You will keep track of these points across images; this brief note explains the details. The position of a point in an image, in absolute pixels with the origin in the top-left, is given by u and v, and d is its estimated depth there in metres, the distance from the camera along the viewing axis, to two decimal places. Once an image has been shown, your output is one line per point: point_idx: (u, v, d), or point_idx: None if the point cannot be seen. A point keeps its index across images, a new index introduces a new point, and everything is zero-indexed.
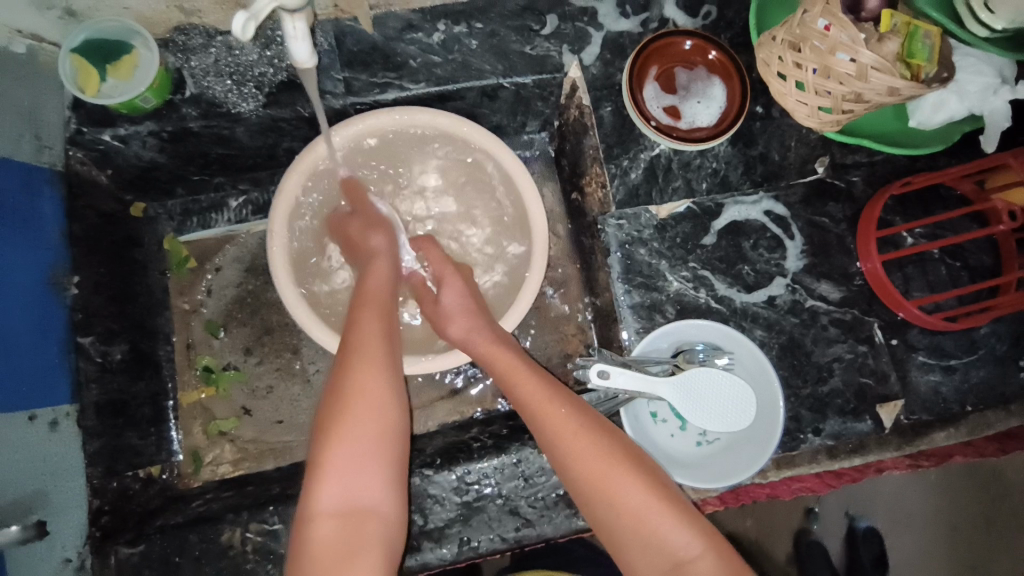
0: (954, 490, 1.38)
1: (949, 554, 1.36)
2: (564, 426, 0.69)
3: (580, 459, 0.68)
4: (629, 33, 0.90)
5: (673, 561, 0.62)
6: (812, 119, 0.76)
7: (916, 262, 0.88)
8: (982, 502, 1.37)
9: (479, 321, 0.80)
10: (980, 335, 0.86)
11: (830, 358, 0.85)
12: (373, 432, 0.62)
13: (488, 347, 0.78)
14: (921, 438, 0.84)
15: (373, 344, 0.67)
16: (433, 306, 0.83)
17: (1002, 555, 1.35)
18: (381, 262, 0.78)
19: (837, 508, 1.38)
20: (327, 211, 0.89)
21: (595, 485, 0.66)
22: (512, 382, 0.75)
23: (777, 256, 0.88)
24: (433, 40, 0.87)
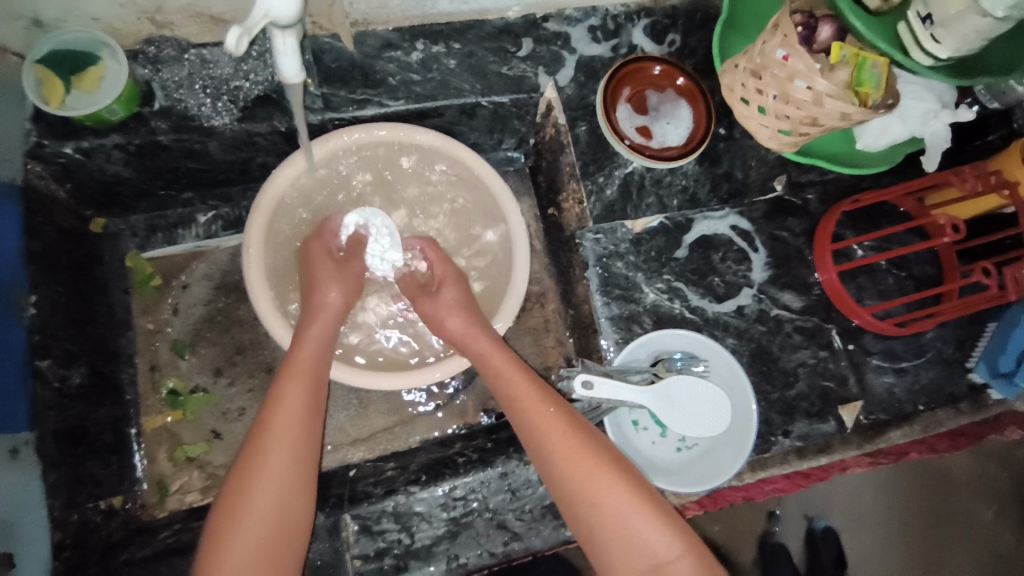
0: (904, 491, 1.46)
1: (901, 552, 1.44)
2: (548, 426, 0.72)
3: (565, 462, 0.70)
4: (600, 58, 0.94)
5: (651, 561, 0.66)
6: (774, 141, 0.82)
7: (867, 273, 0.95)
8: (928, 500, 1.46)
9: (474, 322, 0.81)
10: (927, 339, 0.93)
11: (795, 363, 0.90)
12: (284, 467, 0.67)
13: (484, 349, 0.79)
14: (880, 436, 0.90)
15: (295, 380, 0.72)
16: (431, 302, 0.83)
17: (948, 550, 1.45)
18: (325, 317, 0.79)
19: (798, 512, 1.44)
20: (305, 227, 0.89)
21: (578, 487, 0.69)
22: (502, 383, 0.77)
23: (744, 268, 0.93)
24: (411, 58, 0.89)
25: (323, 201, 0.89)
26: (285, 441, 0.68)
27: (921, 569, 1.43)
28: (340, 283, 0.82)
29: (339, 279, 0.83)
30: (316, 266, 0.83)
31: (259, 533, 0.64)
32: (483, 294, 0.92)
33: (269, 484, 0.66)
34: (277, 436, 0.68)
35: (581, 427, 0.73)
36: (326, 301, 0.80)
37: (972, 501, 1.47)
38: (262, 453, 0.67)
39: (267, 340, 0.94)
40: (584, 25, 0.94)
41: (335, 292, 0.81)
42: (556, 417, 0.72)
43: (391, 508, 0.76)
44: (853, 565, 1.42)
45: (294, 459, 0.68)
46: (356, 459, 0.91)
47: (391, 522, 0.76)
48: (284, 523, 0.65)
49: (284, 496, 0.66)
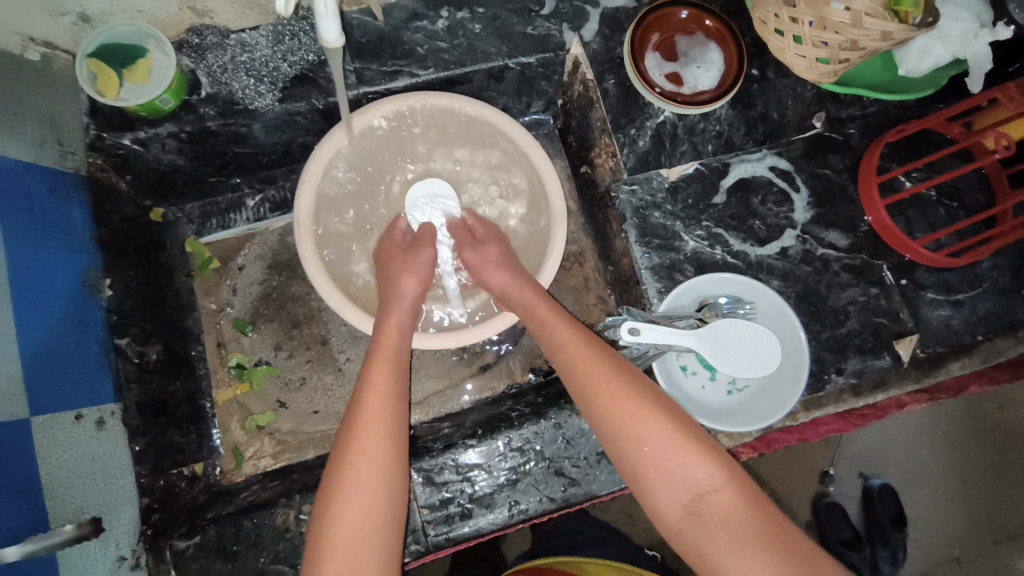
0: (962, 443, 1.41)
1: (961, 507, 1.40)
2: (593, 367, 0.73)
3: (608, 401, 0.71)
4: (624, 9, 0.94)
5: (694, 491, 0.66)
6: (811, 71, 0.81)
7: (916, 205, 0.92)
8: (991, 455, 1.41)
9: (517, 276, 0.83)
10: (983, 269, 0.90)
11: (845, 302, 0.88)
12: (371, 448, 0.69)
13: (528, 300, 0.81)
14: (938, 369, 0.88)
15: (378, 368, 0.74)
16: (475, 258, 0.86)
17: (1012, 500, 1.40)
18: (403, 306, 0.81)
19: (852, 471, 1.41)
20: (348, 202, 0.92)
21: (619, 424, 0.70)
22: (548, 330, 0.78)
23: (785, 210, 0.92)
24: (437, 27, 0.91)
25: (362, 173, 0.92)
26: (374, 426, 0.70)
27: (984, 523, 1.39)
28: (415, 268, 0.84)
29: (413, 266, 0.84)
30: (389, 258, 0.86)
31: (356, 515, 0.66)
32: (523, 254, 0.94)
33: (366, 467, 0.67)
34: (366, 422, 0.70)
35: (625, 369, 0.74)
36: (403, 291, 0.82)
37: None
38: (356, 440, 0.69)
39: (320, 313, 0.98)
40: None
41: (413, 284, 0.83)
42: (602, 361, 0.74)
43: (449, 462, 0.80)
44: (913, 522, 1.40)
45: (387, 446, 0.70)
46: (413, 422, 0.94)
47: (451, 474, 0.79)
48: (377, 502, 0.67)
49: (378, 478, 0.68)
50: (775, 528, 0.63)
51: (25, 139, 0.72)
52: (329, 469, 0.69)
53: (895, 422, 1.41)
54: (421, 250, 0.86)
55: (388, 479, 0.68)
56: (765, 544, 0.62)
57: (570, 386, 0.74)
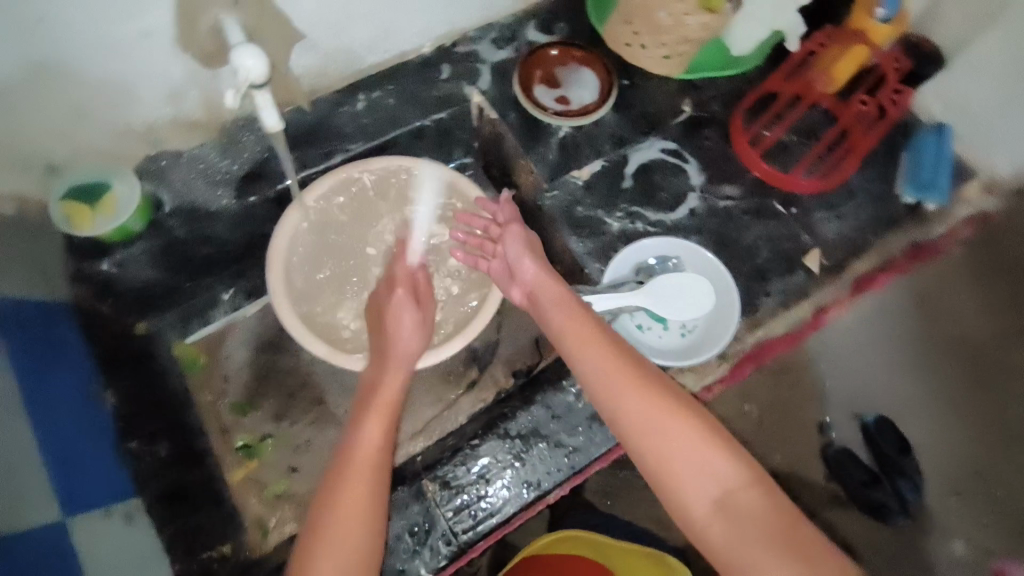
0: (934, 362, 1.34)
1: (964, 418, 1.31)
2: (617, 360, 0.75)
3: (636, 393, 0.72)
4: (507, 59, 1.15)
5: (719, 490, 0.66)
6: (661, 66, 1.01)
7: (782, 148, 1.11)
8: (965, 354, 1.34)
9: (543, 271, 0.86)
10: (853, 184, 1.08)
11: (755, 238, 1.04)
12: (356, 496, 0.72)
13: (553, 301, 0.82)
14: (844, 271, 1.04)
15: (369, 423, 0.77)
16: (505, 252, 0.89)
17: (1003, 401, 1.32)
18: (400, 361, 0.84)
19: (846, 414, 1.32)
20: (313, 266, 1.00)
21: (644, 419, 0.70)
22: (568, 326, 0.79)
23: (683, 179, 1.09)
24: (358, 108, 1.08)
25: (321, 242, 1.01)
26: (366, 457, 0.74)
27: (987, 424, 1.31)
28: (418, 327, 0.87)
29: (420, 326, 0.87)
30: (399, 306, 0.87)
31: (345, 542, 0.69)
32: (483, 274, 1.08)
33: (352, 495, 0.71)
34: (359, 457, 0.74)
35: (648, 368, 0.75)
36: (402, 341, 0.85)
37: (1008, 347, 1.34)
38: (350, 467, 0.73)
39: (312, 376, 1.05)
40: (486, 41, 1.15)
41: (409, 333, 0.86)
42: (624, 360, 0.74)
43: (461, 464, 0.86)
44: (923, 451, 1.30)
45: (377, 476, 0.74)
46: (420, 449, 1.01)
47: (466, 474, 0.86)
48: (363, 530, 0.70)
49: (358, 526, 0.70)
50: (798, 536, 0.64)
51: (16, 277, 0.81)
52: (317, 503, 0.72)
53: (872, 359, 1.32)
54: (421, 305, 0.90)
55: (366, 527, 0.71)
56: (783, 549, 0.62)
57: (591, 389, 0.75)
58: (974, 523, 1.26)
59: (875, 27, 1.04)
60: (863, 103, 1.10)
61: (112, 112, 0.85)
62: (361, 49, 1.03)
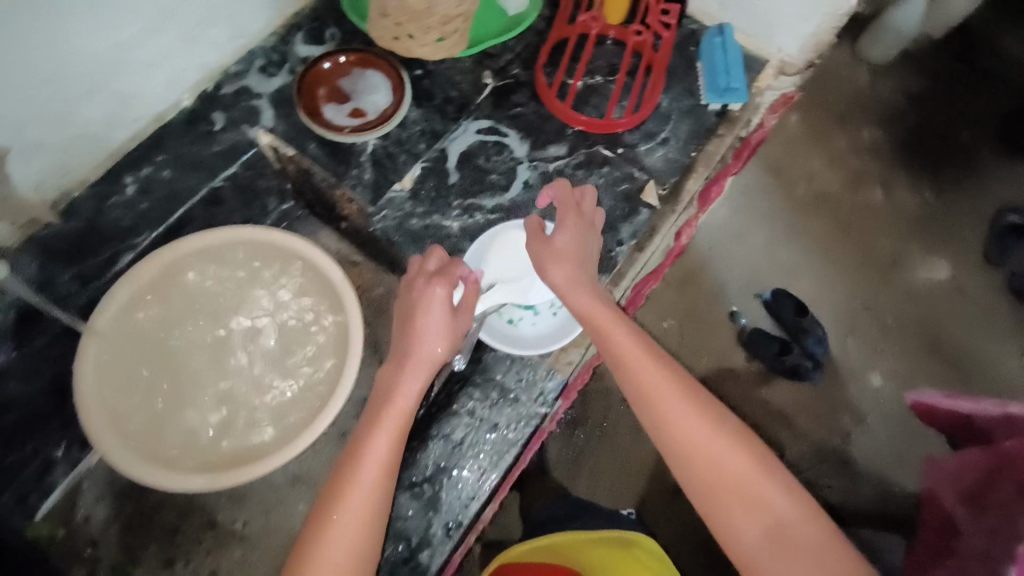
0: (802, 223, 1.46)
1: (842, 265, 1.44)
2: (666, 383, 0.72)
3: (687, 421, 0.70)
4: (285, 84, 1.03)
5: (774, 522, 0.66)
6: (440, 52, 0.92)
7: (591, 92, 1.10)
8: (825, 205, 1.48)
9: (580, 276, 0.78)
10: (665, 106, 1.09)
11: (592, 190, 1.03)
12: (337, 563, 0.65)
13: (592, 312, 0.76)
14: (681, 194, 1.05)
15: (364, 477, 0.69)
16: (539, 245, 0.78)
17: (868, 237, 1.46)
18: (402, 411, 0.72)
19: (746, 296, 1.41)
20: (131, 389, 0.83)
21: (697, 449, 0.69)
22: (614, 343, 0.75)
23: (507, 153, 1.04)
24: (129, 193, 0.92)
25: (139, 359, 0.85)
26: (375, 465, 0.69)
27: (863, 262, 1.44)
28: (437, 337, 0.73)
29: (433, 335, 0.73)
30: (404, 324, 0.76)
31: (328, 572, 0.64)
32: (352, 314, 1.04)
33: (339, 556, 0.65)
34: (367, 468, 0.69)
35: (701, 394, 0.73)
36: (415, 378, 0.73)
37: (853, 190, 1.50)
38: (355, 475, 0.68)
39: (194, 501, 0.94)
40: (254, 71, 1.02)
41: (427, 365, 0.73)
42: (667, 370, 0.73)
43: None
44: (815, 304, 1.40)
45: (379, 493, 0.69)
46: None
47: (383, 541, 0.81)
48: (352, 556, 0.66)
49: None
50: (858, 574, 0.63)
51: None
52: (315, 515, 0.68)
53: (748, 241, 1.43)
54: (436, 309, 0.73)
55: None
56: None
57: (637, 404, 0.73)
58: (877, 351, 1.38)
59: None
60: (638, 31, 1.10)
61: None
62: (102, 127, 0.87)
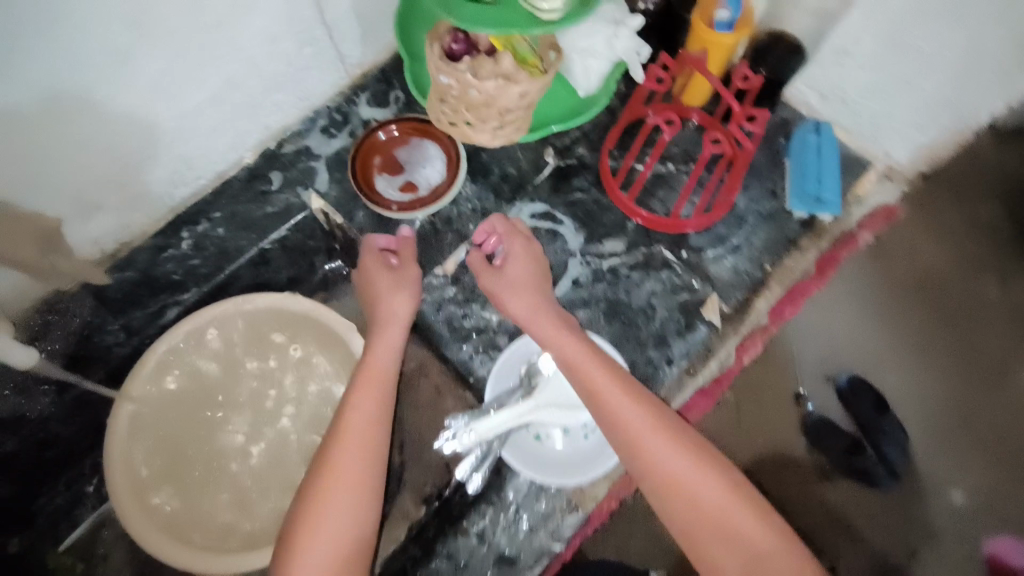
0: (905, 304, 1.17)
1: (940, 362, 1.16)
2: (643, 422, 0.70)
3: (666, 457, 0.68)
4: (344, 147, 1.02)
5: (747, 555, 0.63)
6: (497, 138, 0.86)
7: (661, 183, 1.00)
8: (888, 325, 1.18)
9: (540, 305, 0.82)
10: (742, 208, 0.98)
11: (646, 297, 0.94)
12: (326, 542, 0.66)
13: (563, 348, 0.78)
14: (747, 313, 0.94)
15: (344, 459, 0.70)
16: (494, 280, 0.84)
17: (984, 335, 1.17)
18: (373, 379, 0.76)
19: (819, 377, 1.15)
20: (161, 449, 0.86)
21: (674, 482, 0.67)
22: (580, 372, 0.75)
23: (560, 244, 0.98)
24: (184, 248, 0.95)
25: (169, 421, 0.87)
26: (361, 457, 0.70)
27: (967, 363, 1.15)
28: (404, 286, 0.84)
29: (403, 286, 0.84)
30: (372, 276, 0.85)
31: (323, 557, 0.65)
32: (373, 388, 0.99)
33: (325, 535, 0.66)
34: (351, 457, 0.70)
35: (687, 437, 0.71)
36: (379, 349, 0.80)
37: (981, 275, 1.18)
38: (337, 465, 0.70)
39: None
40: (316, 132, 1.02)
41: (392, 339, 0.81)
42: (648, 415, 0.71)
43: None
44: (900, 402, 1.15)
45: (364, 477, 0.70)
46: None
47: None
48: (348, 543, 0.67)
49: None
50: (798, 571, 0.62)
51: None
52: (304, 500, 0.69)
53: (836, 314, 1.16)
54: (410, 271, 0.86)
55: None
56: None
57: (615, 446, 0.71)
58: (963, 464, 1.12)
59: (719, 34, 0.85)
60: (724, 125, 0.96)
61: None
62: (163, 187, 0.89)
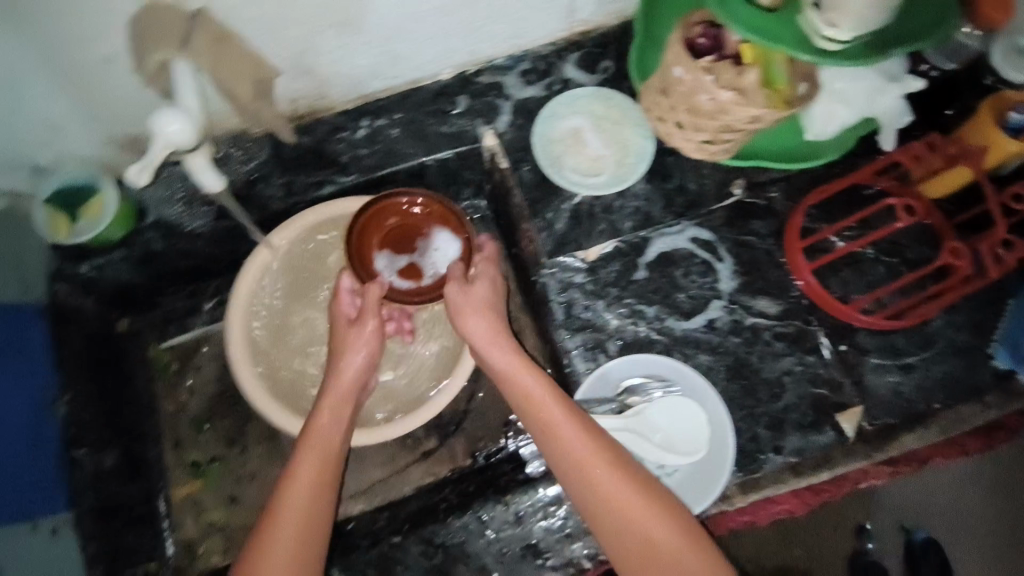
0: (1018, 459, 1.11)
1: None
2: (621, 484, 0.70)
3: (637, 517, 0.68)
4: (535, 98, 0.98)
5: None
6: (701, 152, 0.80)
7: (851, 264, 0.88)
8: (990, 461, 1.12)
9: (498, 331, 0.79)
10: (934, 328, 0.86)
11: (780, 372, 0.85)
12: (291, 540, 0.70)
13: (532, 397, 0.75)
14: (889, 443, 0.82)
15: (302, 485, 0.73)
16: (455, 294, 0.79)
17: None
18: (346, 381, 0.80)
19: (893, 525, 1.12)
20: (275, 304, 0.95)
21: (642, 542, 0.68)
22: (559, 429, 0.73)
23: (710, 280, 0.90)
24: (358, 135, 0.97)
25: (287, 289, 0.96)
26: (308, 490, 0.73)
27: None
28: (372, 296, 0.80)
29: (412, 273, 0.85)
30: (367, 233, 0.83)
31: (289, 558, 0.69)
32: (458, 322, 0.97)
33: (287, 539, 0.70)
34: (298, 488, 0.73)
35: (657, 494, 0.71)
36: (353, 360, 0.81)
37: None
38: (291, 478, 0.74)
39: None
40: (516, 73, 0.97)
41: (364, 339, 0.81)
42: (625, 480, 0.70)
43: (376, 558, 0.83)
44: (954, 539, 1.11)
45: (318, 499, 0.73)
46: (357, 510, 0.98)
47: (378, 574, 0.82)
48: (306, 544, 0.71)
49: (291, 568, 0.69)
50: None
51: None
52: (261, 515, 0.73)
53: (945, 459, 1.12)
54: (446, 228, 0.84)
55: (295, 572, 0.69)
56: None
57: (590, 512, 0.70)
58: None
59: (1008, 139, 0.78)
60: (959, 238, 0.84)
61: (86, 125, 0.82)
62: (364, 75, 0.90)
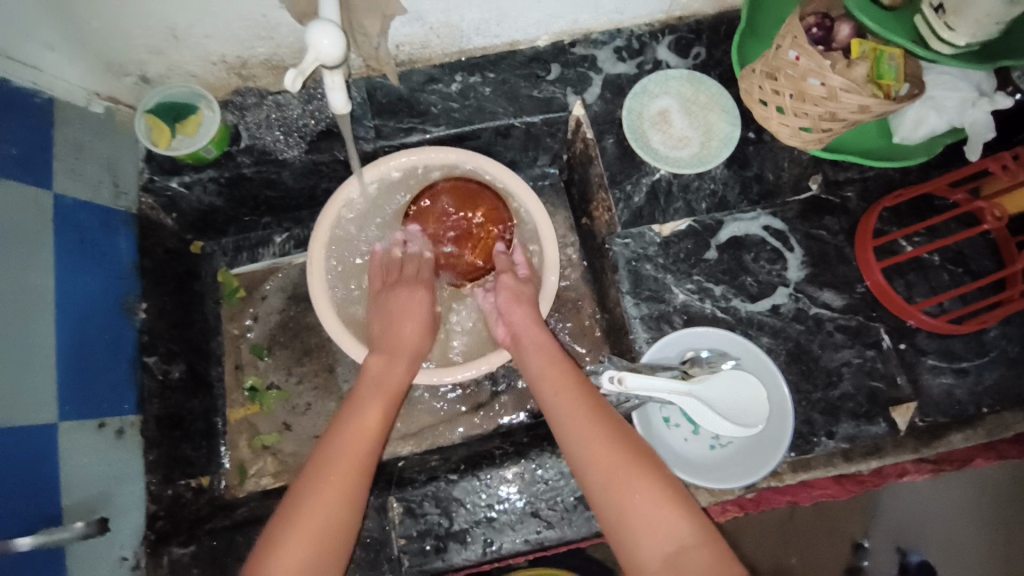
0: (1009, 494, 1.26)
1: None
2: (612, 450, 0.70)
3: (628, 483, 0.67)
4: (625, 75, 0.99)
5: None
6: (796, 138, 0.85)
7: (917, 269, 0.91)
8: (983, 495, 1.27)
9: (532, 315, 0.88)
10: (990, 337, 0.89)
11: (838, 363, 0.88)
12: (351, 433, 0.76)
13: (545, 371, 0.81)
14: (939, 440, 0.86)
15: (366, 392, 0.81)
16: (512, 282, 0.91)
17: None
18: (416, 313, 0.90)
19: (889, 542, 1.29)
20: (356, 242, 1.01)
21: (633, 512, 0.65)
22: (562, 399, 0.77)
23: (778, 267, 0.93)
24: (451, 89, 0.99)
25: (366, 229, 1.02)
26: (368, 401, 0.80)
27: None
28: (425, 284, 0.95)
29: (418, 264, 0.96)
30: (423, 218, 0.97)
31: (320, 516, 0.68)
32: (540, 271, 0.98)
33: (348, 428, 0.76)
34: (344, 453, 0.73)
35: (656, 469, 0.69)
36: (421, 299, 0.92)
37: None
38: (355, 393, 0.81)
39: (328, 345, 1.11)
40: (609, 48, 1.00)
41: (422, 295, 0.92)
42: (621, 448, 0.70)
43: (432, 493, 0.85)
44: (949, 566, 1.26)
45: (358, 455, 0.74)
46: (406, 452, 1.02)
47: (432, 506, 0.85)
48: (344, 502, 0.70)
49: (349, 452, 0.74)
50: None
51: (84, 179, 0.86)
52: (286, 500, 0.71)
53: (941, 489, 1.28)
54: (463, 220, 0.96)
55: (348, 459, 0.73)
56: None
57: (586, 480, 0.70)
58: None
59: None
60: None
61: (202, 41, 0.85)
62: (469, 28, 0.93)
